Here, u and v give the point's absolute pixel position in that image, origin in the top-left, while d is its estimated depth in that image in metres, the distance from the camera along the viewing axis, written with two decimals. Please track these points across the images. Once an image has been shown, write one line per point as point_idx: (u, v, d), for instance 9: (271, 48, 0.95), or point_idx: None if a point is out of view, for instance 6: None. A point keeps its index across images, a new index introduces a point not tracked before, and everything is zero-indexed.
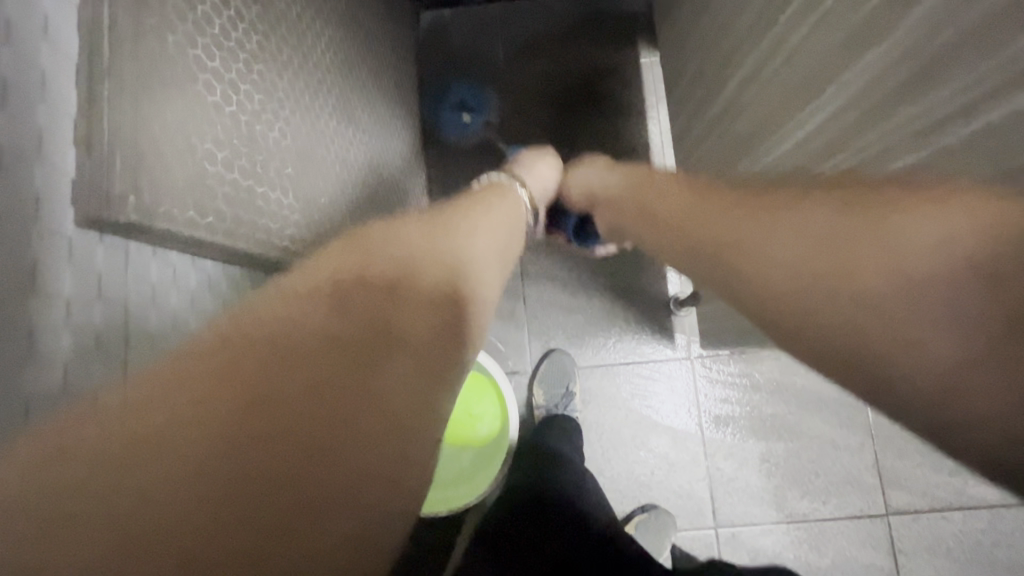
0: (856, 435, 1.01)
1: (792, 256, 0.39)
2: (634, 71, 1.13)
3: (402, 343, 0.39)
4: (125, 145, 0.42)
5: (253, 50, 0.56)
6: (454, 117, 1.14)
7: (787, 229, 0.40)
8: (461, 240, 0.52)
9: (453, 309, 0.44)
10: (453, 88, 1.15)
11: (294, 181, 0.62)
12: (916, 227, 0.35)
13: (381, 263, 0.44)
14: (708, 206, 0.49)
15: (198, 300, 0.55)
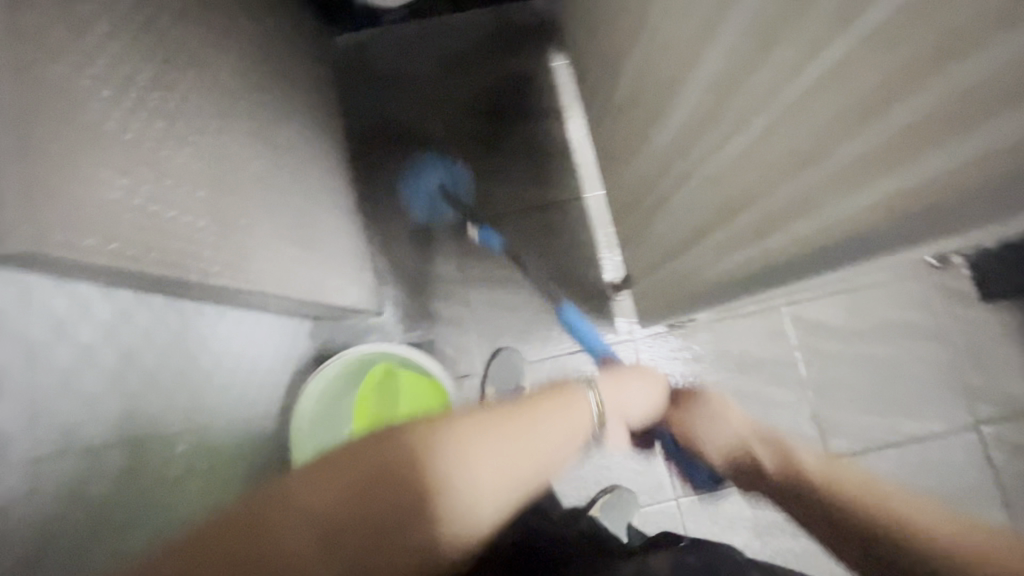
0: (793, 391, 1.08)
1: (952, 532, 0.52)
2: (548, 74, 1.18)
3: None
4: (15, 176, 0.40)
5: (148, 77, 0.56)
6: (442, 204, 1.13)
7: (962, 526, 0.52)
8: (486, 457, 0.55)
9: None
10: (434, 169, 1.15)
11: (207, 205, 0.62)
12: None
13: (404, 475, 0.49)
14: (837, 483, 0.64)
15: (114, 332, 0.53)
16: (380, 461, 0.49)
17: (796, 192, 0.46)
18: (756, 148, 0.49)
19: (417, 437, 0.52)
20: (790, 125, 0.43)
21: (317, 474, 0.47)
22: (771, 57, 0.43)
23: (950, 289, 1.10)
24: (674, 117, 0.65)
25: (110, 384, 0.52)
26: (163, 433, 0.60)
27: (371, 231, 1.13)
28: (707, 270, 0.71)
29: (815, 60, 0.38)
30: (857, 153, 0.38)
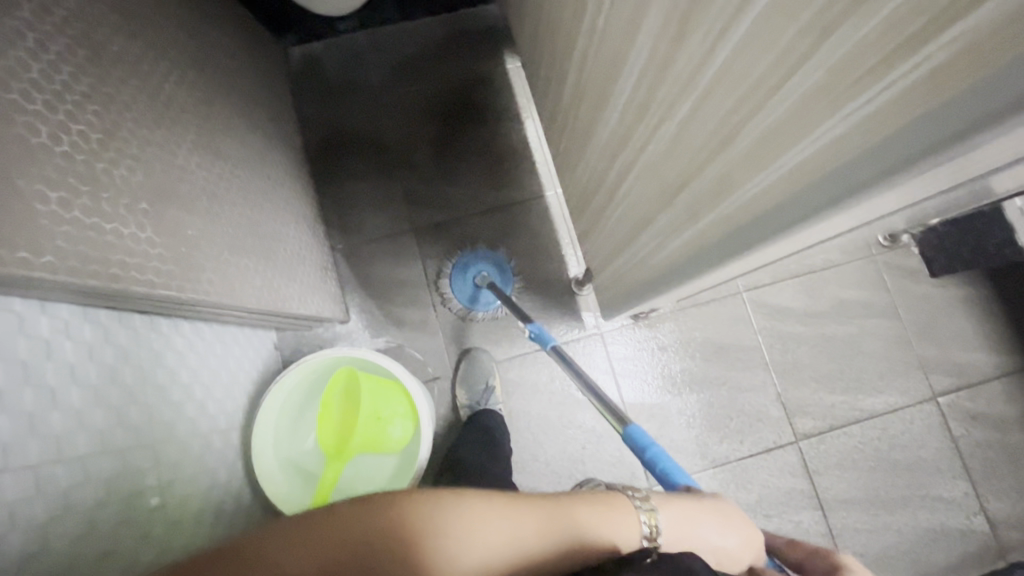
0: (757, 374, 1.11)
1: None
2: (503, 77, 1.20)
3: None
4: None
5: (84, 90, 0.56)
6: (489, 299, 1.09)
7: None
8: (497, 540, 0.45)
9: None
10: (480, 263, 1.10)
11: (152, 217, 0.61)
12: None
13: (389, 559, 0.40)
14: None
15: (54, 347, 0.52)
16: (376, 538, 0.41)
17: (721, 170, 0.48)
18: (685, 131, 0.51)
19: (422, 516, 0.43)
20: (717, 102, 0.45)
21: (290, 539, 0.40)
22: (689, 43, 0.45)
23: (899, 267, 1.14)
24: (614, 110, 0.67)
25: (53, 399, 0.51)
26: (119, 451, 0.59)
27: (334, 240, 1.13)
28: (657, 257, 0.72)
29: (729, 38, 0.40)
30: (762, 129, 0.41)
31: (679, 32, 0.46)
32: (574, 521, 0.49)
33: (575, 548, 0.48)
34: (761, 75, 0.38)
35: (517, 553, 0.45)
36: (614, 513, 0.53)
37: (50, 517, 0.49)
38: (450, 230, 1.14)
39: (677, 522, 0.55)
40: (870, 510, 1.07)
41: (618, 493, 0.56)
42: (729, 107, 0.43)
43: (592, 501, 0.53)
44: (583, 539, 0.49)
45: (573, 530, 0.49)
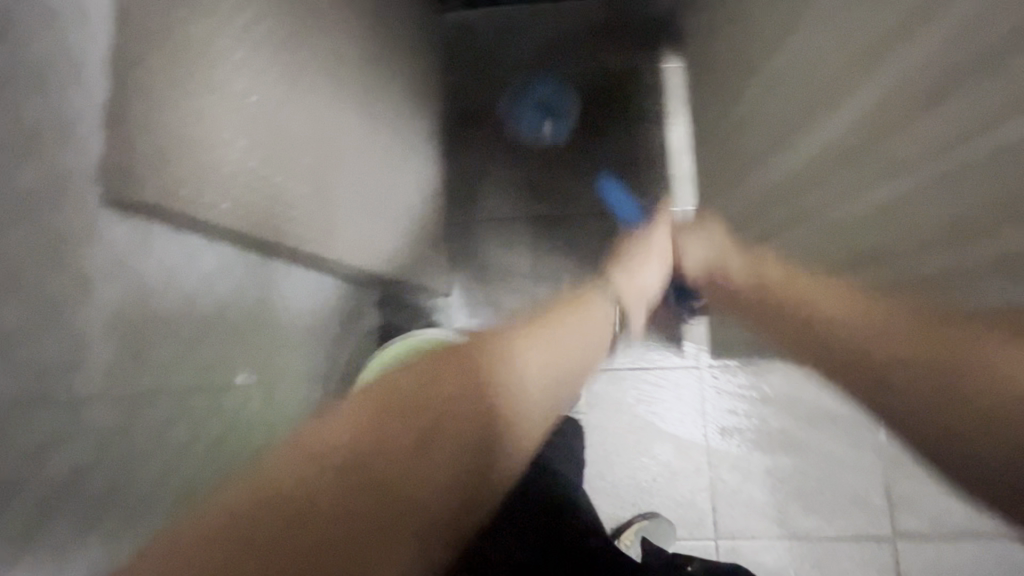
0: (866, 454, 1.00)
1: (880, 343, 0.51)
2: (658, 75, 1.12)
3: (430, 483, 0.43)
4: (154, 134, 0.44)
5: (278, 41, 0.57)
6: (537, 116, 1.15)
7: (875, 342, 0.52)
8: (520, 376, 0.54)
9: (480, 444, 0.47)
10: (537, 85, 1.15)
11: (310, 172, 0.63)
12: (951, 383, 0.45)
13: (453, 383, 0.50)
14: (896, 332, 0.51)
15: (213, 283, 0.56)
16: (433, 383, 0.50)
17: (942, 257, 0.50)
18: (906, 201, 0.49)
19: (453, 366, 0.52)
20: (936, 202, 0.48)
21: (364, 401, 0.48)
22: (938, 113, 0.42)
23: None
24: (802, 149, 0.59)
25: (203, 331, 0.56)
26: (243, 387, 0.63)
27: (450, 211, 1.13)
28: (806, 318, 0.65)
29: (975, 142, 0.41)
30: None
31: None
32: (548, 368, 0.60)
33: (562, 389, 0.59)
34: (980, 202, 0.44)
35: (529, 384, 0.56)
36: (592, 310, 0.91)
37: (186, 441, 0.54)
38: (565, 226, 1.10)
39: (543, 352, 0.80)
40: None
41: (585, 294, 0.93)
42: (953, 213, 0.47)
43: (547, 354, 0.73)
44: (563, 341, 0.84)
45: (571, 377, 0.63)
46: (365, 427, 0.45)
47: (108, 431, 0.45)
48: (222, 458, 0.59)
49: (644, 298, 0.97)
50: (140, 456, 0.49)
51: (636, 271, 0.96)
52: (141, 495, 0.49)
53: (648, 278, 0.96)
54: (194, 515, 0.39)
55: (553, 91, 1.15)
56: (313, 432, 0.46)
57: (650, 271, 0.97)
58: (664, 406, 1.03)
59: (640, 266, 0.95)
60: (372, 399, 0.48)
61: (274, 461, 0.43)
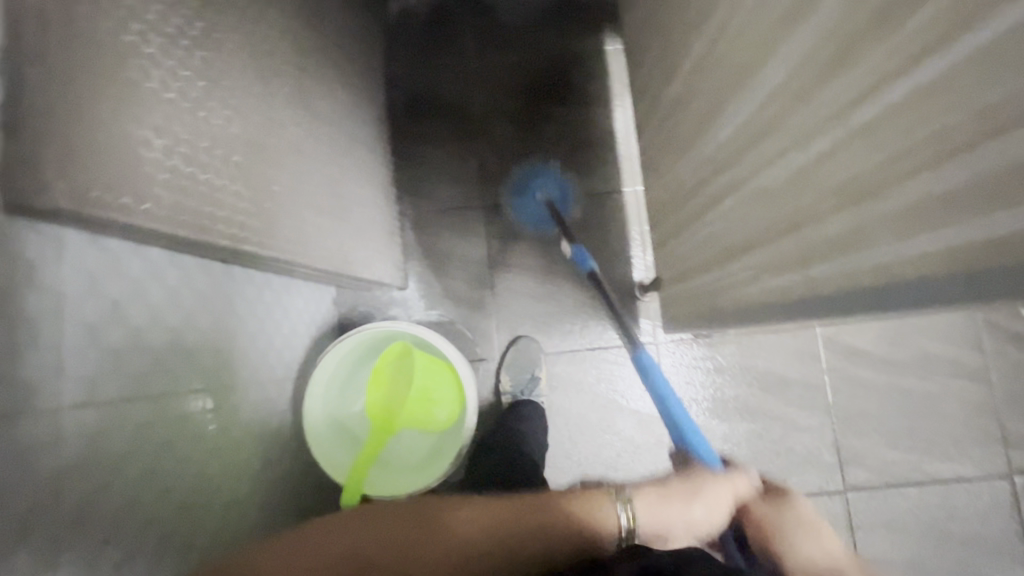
0: (816, 415, 1.04)
1: None
2: (601, 58, 1.14)
3: None
4: (59, 136, 0.42)
5: (196, 36, 0.56)
6: (540, 213, 1.10)
7: None
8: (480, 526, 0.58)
9: None
10: (538, 178, 1.11)
11: (241, 169, 0.62)
12: None
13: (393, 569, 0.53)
14: None
15: (143, 287, 0.55)
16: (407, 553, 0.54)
17: (842, 229, 0.45)
18: (806, 172, 0.48)
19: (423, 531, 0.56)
20: (831, 164, 0.44)
21: (378, 517, 0.57)
22: (829, 85, 0.42)
23: (1002, 328, 1.04)
24: (727, 123, 0.62)
25: (135, 340, 0.54)
26: (188, 396, 0.62)
27: (403, 205, 1.12)
28: (746, 287, 0.68)
29: (867, 106, 0.39)
30: (923, 196, 0.36)
31: (833, 59, 0.41)
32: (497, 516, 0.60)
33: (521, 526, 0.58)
34: (860, 165, 0.41)
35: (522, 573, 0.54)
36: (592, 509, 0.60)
37: (124, 454, 0.52)
38: (520, 213, 1.11)
39: (648, 513, 0.81)
40: None
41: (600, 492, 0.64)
42: (841, 179, 0.43)
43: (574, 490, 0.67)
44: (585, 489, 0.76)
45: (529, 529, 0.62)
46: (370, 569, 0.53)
47: (37, 448, 0.44)
48: (168, 468, 0.58)
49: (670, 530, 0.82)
50: (76, 477, 0.47)
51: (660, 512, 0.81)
52: (76, 517, 0.47)
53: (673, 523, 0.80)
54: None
55: (553, 190, 1.11)
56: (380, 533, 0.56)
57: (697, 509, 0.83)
58: (626, 384, 1.06)
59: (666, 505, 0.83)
60: (396, 526, 0.57)
61: (336, 535, 0.55)
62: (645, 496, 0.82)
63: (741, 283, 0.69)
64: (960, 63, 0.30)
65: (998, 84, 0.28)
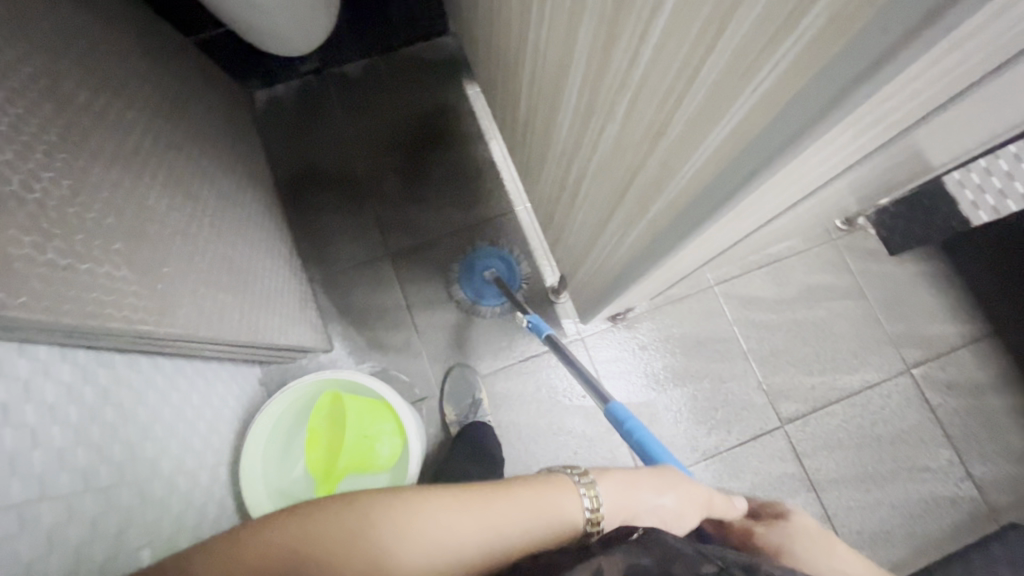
0: (737, 363, 1.13)
1: None
2: (465, 101, 1.25)
3: None
4: None
5: (53, 141, 0.59)
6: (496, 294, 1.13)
7: None
8: (523, 508, 0.52)
9: None
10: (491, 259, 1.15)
11: (126, 256, 0.63)
12: None
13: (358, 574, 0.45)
14: None
15: (33, 386, 0.52)
16: (380, 549, 0.46)
17: (690, 116, 0.44)
18: (652, 75, 0.47)
19: (446, 517, 0.48)
20: (667, 53, 0.43)
21: (352, 518, 0.46)
22: (620, 41, 0.49)
23: (856, 247, 1.20)
24: (562, 119, 0.72)
25: (32, 440, 0.51)
26: (103, 490, 0.59)
27: (312, 272, 1.16)
28: (612, 256, 0.76)
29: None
30: (689, 116, 0.44)
31: (607, 39, 0.51)
32: (532, 503, 0.53)
33: (542, 526, 0.52)
34: (693, 40, 0.40)
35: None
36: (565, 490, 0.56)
37: (37, 555, 0.49)
38: (425, 252, 1.17)
39: (615, 495, 0.58)
40: (860, 486, 1.08)
41: (560, 472, 0.58)
42: (682, 57, 0.42)
43: (534, 481, 0.56)
44: (543, 522, 0.52)
45: (524, 525, 0.51)
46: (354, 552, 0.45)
47: None
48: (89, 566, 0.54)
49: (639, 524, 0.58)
50: None
51: (633, 489, 0.59)
52: None
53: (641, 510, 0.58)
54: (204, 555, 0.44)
55: (505, 266, 1.14)
56: (343, 528, 0.46)
57: (666, 496, 0.62)
58: (568, 381, 1.10)
59: (639, 490, 0.59)
60: (411, 508, 0.48)
61: (325, 533, 0.45)
62: (614, 478, 0.60)
63: (608, 252, 0.78)
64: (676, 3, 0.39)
65: (705, 9, 0.37)
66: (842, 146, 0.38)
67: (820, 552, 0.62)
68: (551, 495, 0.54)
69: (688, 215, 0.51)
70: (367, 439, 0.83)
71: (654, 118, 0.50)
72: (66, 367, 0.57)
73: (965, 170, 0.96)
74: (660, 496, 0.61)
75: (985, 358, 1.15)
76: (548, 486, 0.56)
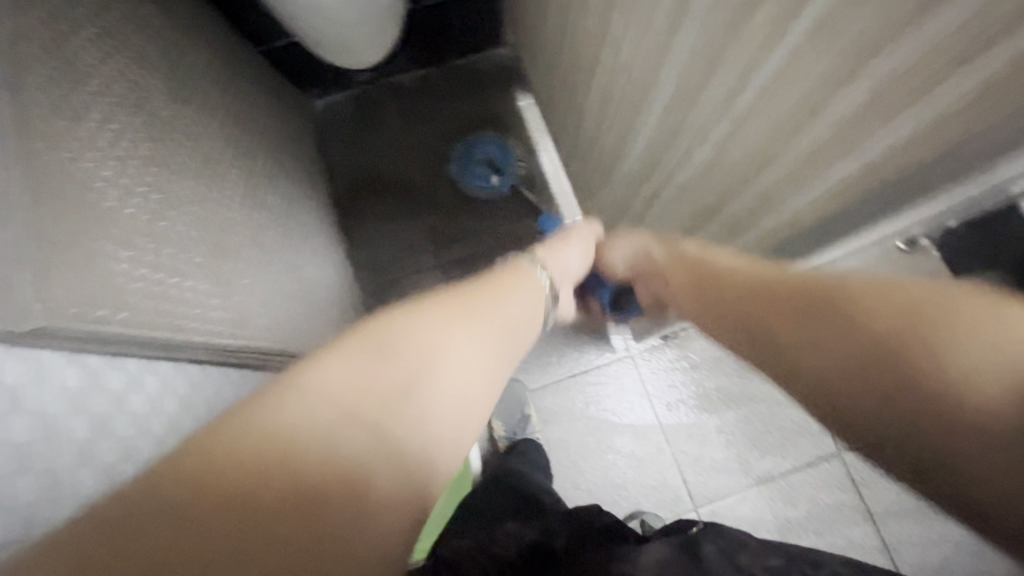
0: (793, 387, 1.10)
1: (840, 360, 0.46)
2: (517, 112, 1.25)
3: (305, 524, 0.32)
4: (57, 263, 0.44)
5: (143, 155, 0.60)
6: (484, 172, 1.22)
7: (851, 375, 0.45)
8: (508, 295, 0.57)
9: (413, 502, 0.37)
10: (483, 144, 1.23)
11: (207, 268, 0.64)
12: (940, 352, 0.40)
13: (408, 363, 0.42)
14: (780, 322, 0.54)
15: (125, 399, 0.52)
16: (412, 341, 0.44)
17: (814, 141, 0.44)
18: (757, 106, 0.46)
19: (452, 309, 0.49)
20: (781, 88, 0.42)
21: (385, 352, 0.42)
22: (726, 67, 0.48)
23: (920, 269, 1.16)
24: (637, 137, 0.71)
25: (124, 453, 0.51)
26: None
27: (363, 280, 1.16)
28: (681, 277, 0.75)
29: (787, 37, 0.39)
30: (816, 142, 0.43)
31: (708, 65, 0.50)
32: (515, 294, 0.58)
33: (528, 304, 0.59)
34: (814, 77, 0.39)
35: (455, 362, 0.45)
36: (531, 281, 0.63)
37: None
38: (474, 262, 1.17)
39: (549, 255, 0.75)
40: (924, 519, 1.04)
41: (517, 261, 0.66)
42: (801, 92, 0.41)
43: (502, 274, 0.61)
44: (529, 302, 0.59)
45: (516, 304, 0.57)
46: (418, 369, 0.42)
47: None
48: None
49: (569, 276, 0.77)
50: None
51: (558, 249, 0.78)
52: None
53: (567, 264, 0.77)
54: (227, 436, 0.33)
55: (499, 147, 1.22)
56: (372, 340, 0.42)
57: (573, 253, 0.81)
58: (617, 399, 1.09)
59: (557, 245, 0.78)
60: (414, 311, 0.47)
61: (368, 364, 0.40)
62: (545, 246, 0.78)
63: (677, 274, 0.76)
64: (801, 40, 0.38)
65: (838, 53, 0.36)
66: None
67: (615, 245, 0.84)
68: (521, 276, 0.62)
69: None
70: None
71: (759, 144, 0.48)
72: (156, 379, 0.57)
73: None
74: (570, 245, 0.81)
75: None
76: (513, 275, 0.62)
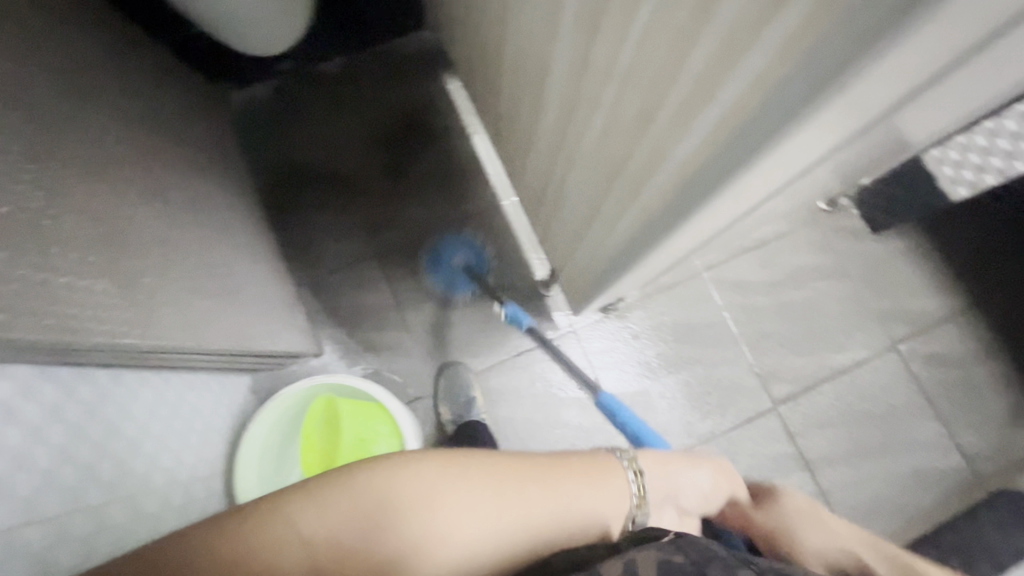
0: (729, 349, 1.14)
1: None
2: (446, 96, 1.24)
3: None
4: None
5: (24, 149, 0.57)
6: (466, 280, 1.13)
7: None
8: (561, 492, 0.57)
9: None
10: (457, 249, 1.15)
11: (104, 266, 0.61)
12: None
13: (414, 527, 0.49)
14: None
15: (14, 410, 0.50)
16: (429, 513, 0.50)
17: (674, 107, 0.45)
18: (637, 63, 0.47)
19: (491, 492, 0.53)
20: (654, 41, 0.43)
21: (403, 510, 0.49)
22: (606, 28, 0.48)
23: (841, 228, 1.21)
24: (546, 109, 0.71)
25: (17, 464, 0.50)
26: (97, 509, 0.58)
27: (298, 275, 1.14)
28: (601, 247, 0.76)
29: None
30: (676, 107, 0.45)
31: (592, 27, 0.51)
32: (574, 488, 0.58)
33: (582, 509, 0.58)
34: (675, 33, 0.40)
35: (452, 543, 0.50)
36: (604, 472, 0.61)
37: None
38: (412, 250, 1.16)
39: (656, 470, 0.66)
40: (854, 462, 1.10)
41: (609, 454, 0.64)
42: (668, 47, 0.42)
43: (580, 463, 0.61)
44: (585, 505, 0.58)
45: (566, 504, 0.57)
46: (415, 529, 0.49)
47: None
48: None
49: (676, 499, 0.69)
50: None
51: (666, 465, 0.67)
52: None
53: (679, 485, 0.68)
54: (289, 519, 0.46)
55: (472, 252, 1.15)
56: (416, 496, 0.50)
57: (699, 469, 0.71)
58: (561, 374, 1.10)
59: (674, 469, 0.68)
60: (462, 479, 0.52)
61: (381, 514, 0.48)
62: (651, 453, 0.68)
63: (597, 244, 0.77)
64: None
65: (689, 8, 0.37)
66: (829, 130, 0.38)
67: (808, 522, 0.73)
68: (597, 470, 0.61)
69: (679, 202, 0.51)
70: (360, 444, 0.82)
71: (638, 106, 0.50)
72: (50, 388, 0.55)
73: (946, 147, 0.97)
74: (690, 475, 0.70)
75: (969, 331, 1.17)
76: (592, 465, 0.62)
